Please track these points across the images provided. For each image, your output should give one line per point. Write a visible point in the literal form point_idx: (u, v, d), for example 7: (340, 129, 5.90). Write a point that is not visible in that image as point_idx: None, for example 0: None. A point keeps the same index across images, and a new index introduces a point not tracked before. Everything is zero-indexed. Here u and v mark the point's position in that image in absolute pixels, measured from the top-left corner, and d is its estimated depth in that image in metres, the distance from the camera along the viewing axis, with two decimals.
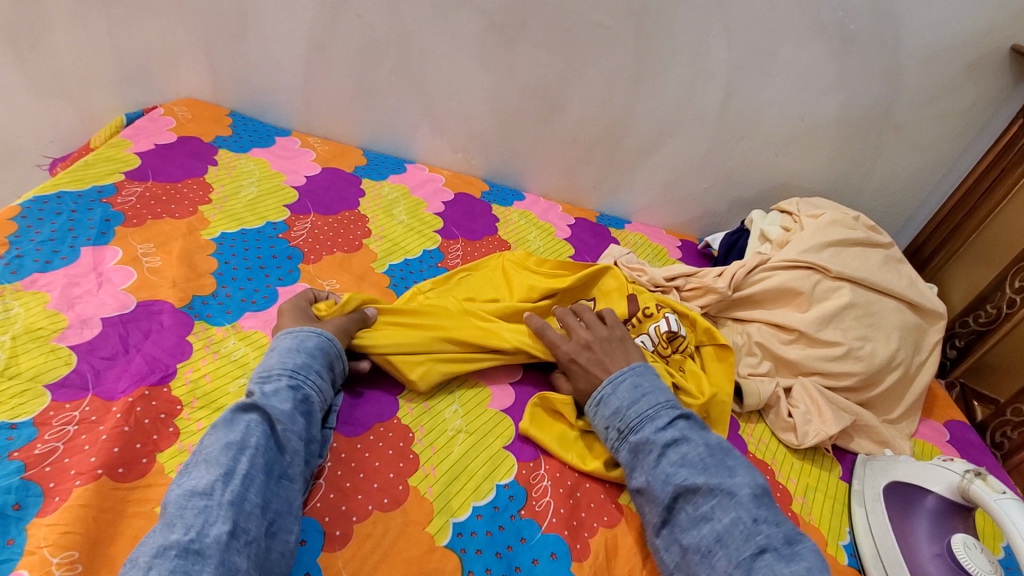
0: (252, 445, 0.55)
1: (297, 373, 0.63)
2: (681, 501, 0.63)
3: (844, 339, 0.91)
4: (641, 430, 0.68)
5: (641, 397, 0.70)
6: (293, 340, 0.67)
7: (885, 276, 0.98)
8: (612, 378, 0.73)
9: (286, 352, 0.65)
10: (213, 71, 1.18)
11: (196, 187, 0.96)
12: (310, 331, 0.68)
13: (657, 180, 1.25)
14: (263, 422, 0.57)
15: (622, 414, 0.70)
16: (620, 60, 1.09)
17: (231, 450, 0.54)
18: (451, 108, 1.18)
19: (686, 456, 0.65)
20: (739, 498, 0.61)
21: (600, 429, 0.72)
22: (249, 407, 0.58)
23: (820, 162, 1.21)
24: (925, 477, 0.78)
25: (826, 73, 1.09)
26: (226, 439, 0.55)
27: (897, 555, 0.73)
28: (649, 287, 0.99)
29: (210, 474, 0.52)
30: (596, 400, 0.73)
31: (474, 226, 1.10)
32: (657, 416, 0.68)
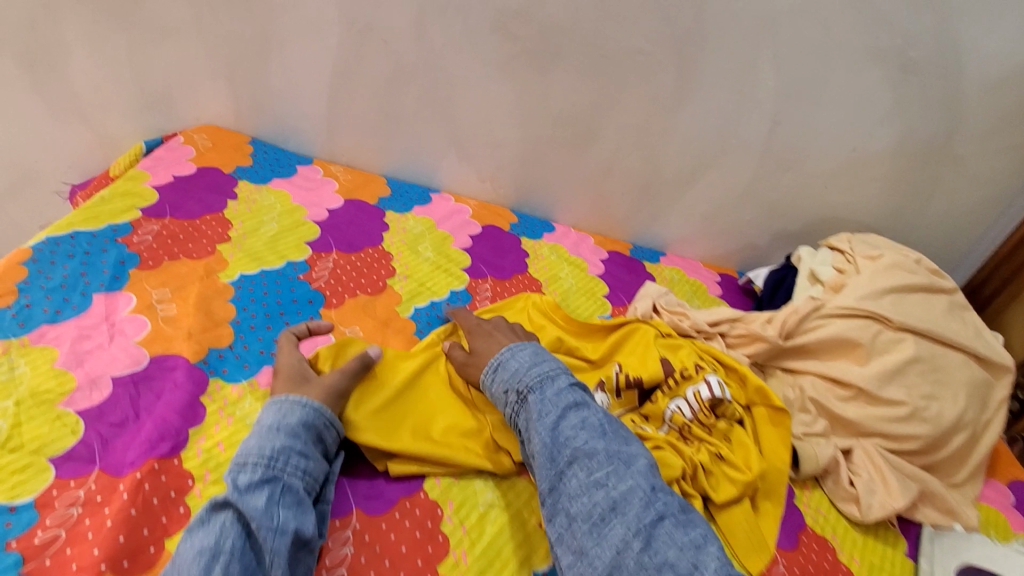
0: (225, 551, 0.50)
1: (276, 459, 0.57)
2: (577, 465, 0.62)
3: (908, 398, 0.84)
4: (541, 394, 0.68)
5: (542, 362, 0.71)
6: (273, 418, 0.61)
7: (950, 326, 0.90)
8: (513, 346, 0.74)
9: (265, 432, 0.60)
10: (235, 97, 1.15)
11: (214, 224, 0.91)
12: (295, 404, 0.63)
13: (695, 212, 1.18)
14: (237, 521, 0.52)
15: (522, 377, 0.70)
16: (659, 88, 1.03)
17: (201, 560, 0.49)
18: (479, 135, 1.12)
19: (585, 422, 0.65)
20: (633, 467, 0.62)
21: (499, 393, 0.70)
22: (223, 501, 0.53)
23: (873, 195, 1.13)
24: (999, 562, 0.76)
25: (882, 102, 1.01)
26: (197, 543, 0.50)
27: None
28: (692, 333, 0.93)
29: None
30: (498, 364, 0.72)
31: (503, 262, 1.04)
32: (557, 381, 0.69)
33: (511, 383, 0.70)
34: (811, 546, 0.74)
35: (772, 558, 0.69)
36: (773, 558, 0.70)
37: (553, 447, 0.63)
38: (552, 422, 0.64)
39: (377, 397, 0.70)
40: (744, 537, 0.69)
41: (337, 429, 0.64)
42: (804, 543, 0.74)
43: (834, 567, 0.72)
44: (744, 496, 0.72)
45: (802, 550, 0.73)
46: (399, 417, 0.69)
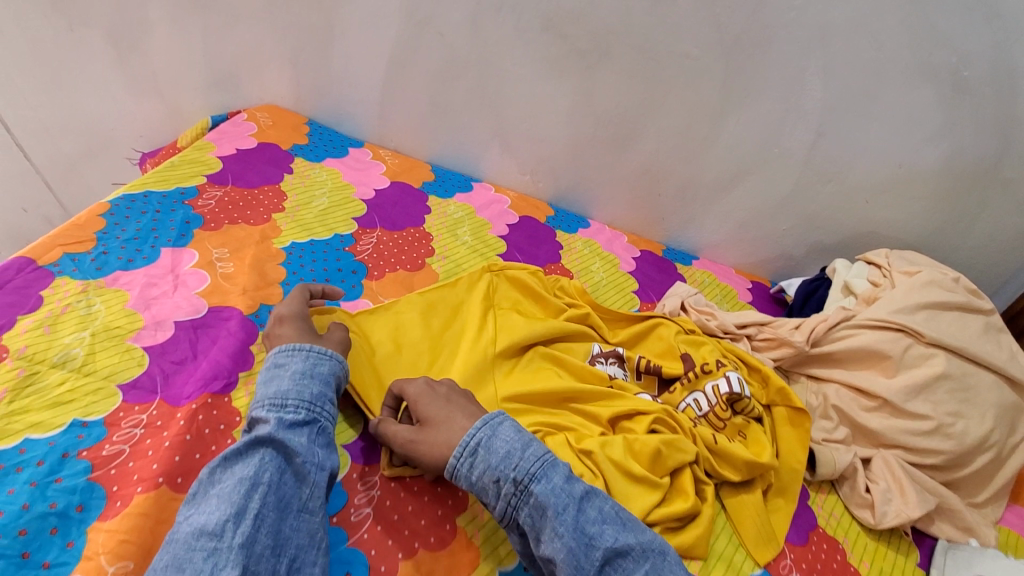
0: (265, 481, 0.53)
1: (313, 404, 0.61)
2: (610, 567, 0.55)
3: (933, 413, 0.83)
4: (546, 481, 0.58)
5: (532, 440, 0.61)
6: (305, 364, 0.64)
7: (985, 347, 0.89)
8: (489, 419, 0.62)
9: (300, 378, 0.62)
10: (297, 80, 1.22)
11: (271, 194, 0.98)
12: (323, 354, 0.66)
13: (730, 218, 1.20)
14: (278, 455, 0.56)
15: (518, 465, 0.58)
16: (703, 94, 1.05)
17: (243, 487, 0.52)
18: (524, 130, 1.17)
19: (603, 509, 0.59)
20: (668, 558, 0.58)
21: (487, 483, 0.59)
22: (263, 438, 0.56)
23: (914, 213, 1.12)
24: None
25: (930, 120, 1.01)
26: (240, 474, 0.53)
27: None
28: (718, 333, 0.94)
29: (222, 509, 0.50)
30: (479, 446, 0.60)
31: (537, 252, 1.07)
32: (558, 464, 0.60)
33: (505, 472, 0.58)
34: (820, 546, 0.74)
35: (779, 550, 0.71)
36: (781, 551, 0.71)
37: (580, 550, 0.55)
38: (573, 519, 0.56)
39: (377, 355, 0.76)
40: (752, 530, 0.71)
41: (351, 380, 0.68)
42: (813, 542, 0.74)
43: (841, 568, 0.73)
44: (755, 487, 0.75)
45: (811, 548, 0.73)
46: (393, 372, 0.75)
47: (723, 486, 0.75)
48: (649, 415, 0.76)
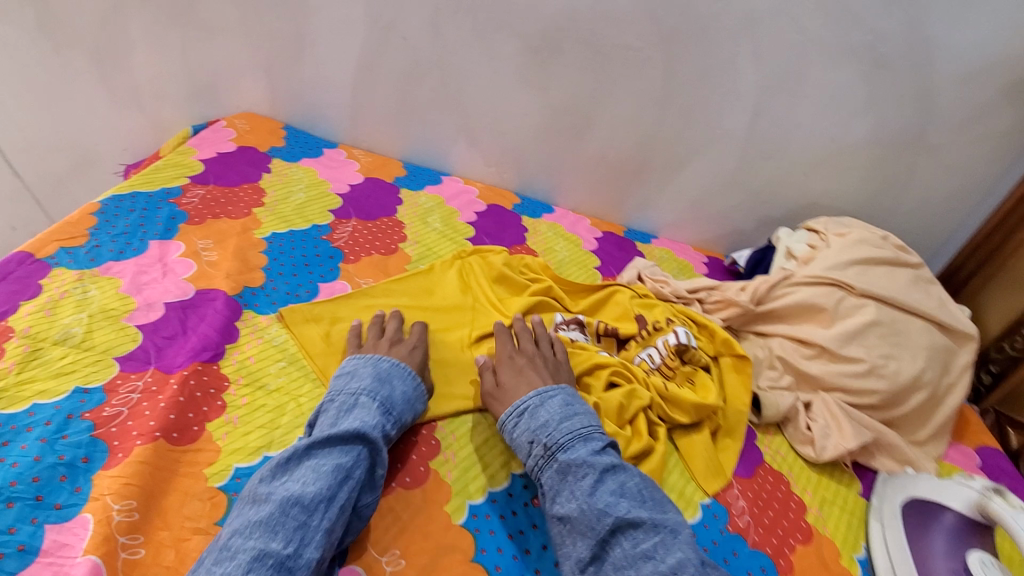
0: (355, 477, 0.59)
1: (400, 426, 0.67)
2: (619, 533, 0.59)
3: (867, 356, 0.91)
4: (572, 450, 0.65)
5: (572, 415, 0.69)
6: (408, 389, 0.71)
7: (913, 296, 0.97)
8: (541, 391, 0.72)
9: (408, 398, 0.70)
10: (273, 88, 1.29)
11: (250, 192, 1.05)
12: (421, 389, 0.73)
13: (684, 197, 1.29)
14: (369, 457, 0.61)
15: (552, 432, 0.67)
16: (648, 82, 1.14)
17: (339, 475, 0.58)
18: (487, 124, 1.25)
19: (624, 485, 0.63)
20: (680, 538, 0.59)
21: (523, 442, 0.69)
22: (367, 438, 0.62)
23: (850, 183, 1.21)
24: (944, 494, 0.78)
25: (855, 95, 1.10)
26: (338, 460, 0.59)
27: (912, 568, 0.72)
28: (671, 298, 1.02)
29: (317, 489, 0.56)
30: (526, 410, 0.70)
31: (503, 236, 1.15)
32: (589, 439, 0.67)
33: (539, 436, 0.68)
34: (766, 478, 0.82)
35: (727, 482, 0.78)
36: (729, 482, 0.78)
37: (591, 511, 0.60)
38: (588, 485, 0.62)
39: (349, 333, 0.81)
40: (702, 464, 0.78)
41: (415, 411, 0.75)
42: (760, 475, 0.82)
43: (786, 496, 0.80)
44: (704, 428, 0.81)
45: (758, 480, 0.81)
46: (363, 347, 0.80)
47: (675, 429, 0.82)
48: (607, 369, 0.82)
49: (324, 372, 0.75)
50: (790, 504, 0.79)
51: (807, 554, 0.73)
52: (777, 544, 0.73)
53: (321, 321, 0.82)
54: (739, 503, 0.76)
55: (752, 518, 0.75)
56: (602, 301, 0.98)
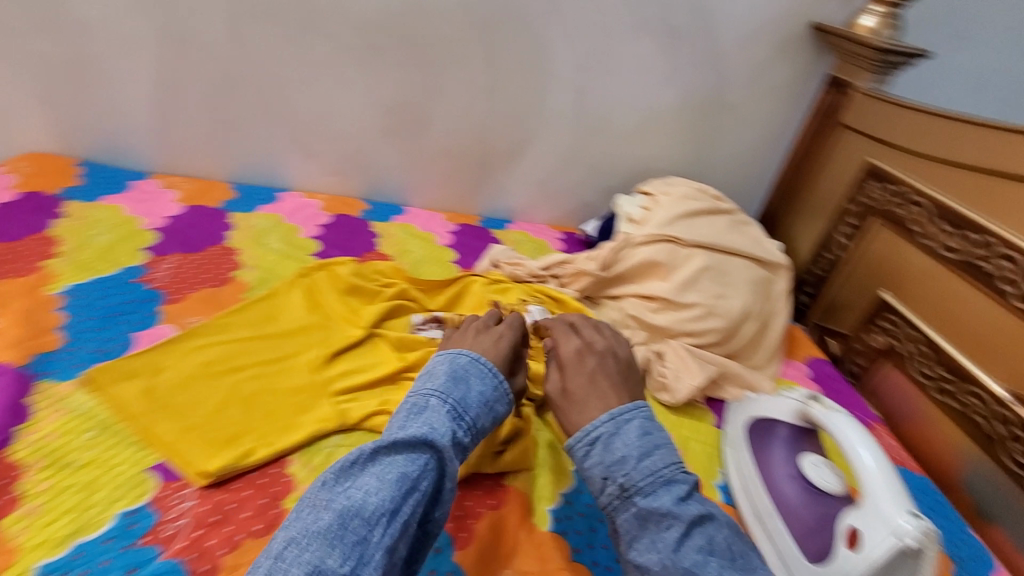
0: (420, 490, 0.55)
1: (475, 434, 0.63)
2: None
3: (702, 299, 1.00)
4: (654, 497, 0.57)
5: (651, 451, 0.61)
6: (482, 392, 0.66)
7: (732, 238, 1.08)
8: (616, 417, 0.64)
9: (486, 400, 0.65)
10: (56, 121, 1.13)
11: (39, 243, 0.91)
12: (501, 391, 0.68)
13: (530, 179, 1.32)
14: (438, 466, 0.57)
15: (629, 470, 0.59)
16: (472, 72, 1.15)
17: (403, 486, 0.54)
18: (317, 132, 1.19)
19: (712, 539, 0.56)
20: None
21: (595, 475, 0.62)
22: (439, 448, 0.57)
23: (673, 145, 1.31)
24: (775, 409, 0.86)
25: (659, 64, 1.19)
26: (404, 470, 0.55)
27: (757, 483, 0.79)
28: (527, 278, 1.05)
29: (380, 501, 0.53)
30: (597, 439, 0.63)
31: (351, 245, 1.10)
32: (672, 484, 0.58)
33: (614, 473, 0.60)
34: None
35: None
36: None
37: (674, 569, 0.54)
38: (671, 540, 0.55)
39: (172, 385, 0.72)
40: None
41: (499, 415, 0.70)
42: None
43: None
44: None
45: None
46: (191, 396, 0.72)
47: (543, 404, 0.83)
48: None
49: (149, 433, 0.67)
50: None
51: None
52: None
53: (139, 376, 0.72)
54: None
55: None
56: (459, 292, 0.98)
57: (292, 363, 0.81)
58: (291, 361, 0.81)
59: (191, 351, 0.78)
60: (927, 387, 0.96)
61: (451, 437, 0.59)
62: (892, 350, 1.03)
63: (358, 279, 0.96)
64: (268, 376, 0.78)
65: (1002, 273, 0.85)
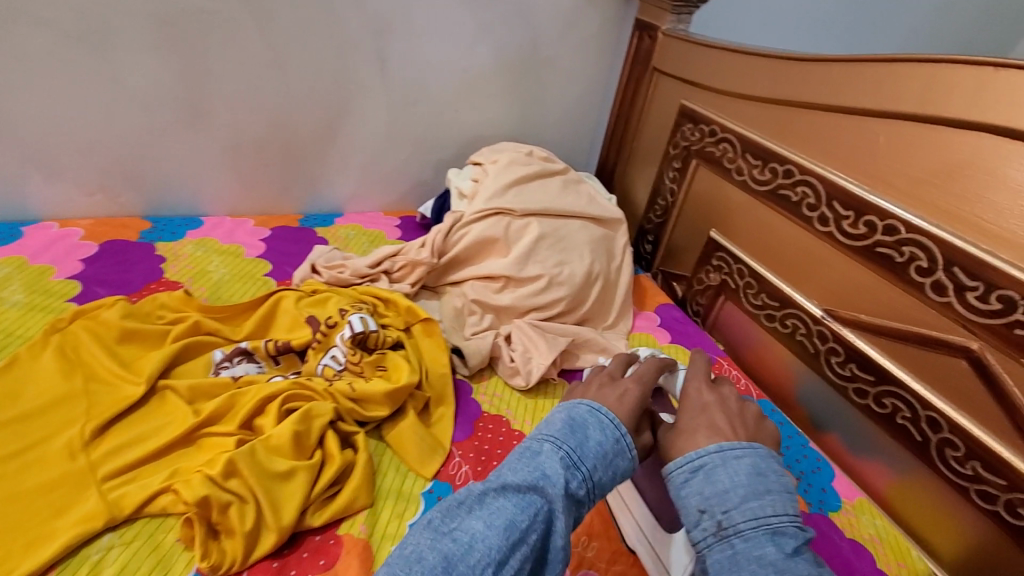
0: (529, 540, 0.45)
1: (594, 491, 0.50)
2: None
3: (543, 270, 0.95)
4: (757, 545, 0.43)
5: (765, 492, 0.46)
6: (605, 441, 0.52)
7: (566, 200, 1.03)
8: (726, 448, 0.50)
9: (607, 452, 0.51)
10: None
11: None
12: (623, 439, 0.53)
13: (350, 164, 1.18)
14: (553, 515, 0.47)
15: (730, 506, 0.46)
16: (247, 49, 0.97)
17: (508, 532, 0.45)
18: (58, 144, 0.95)
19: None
20: None
21: (689, 508, 0.48)
22: (551, 495, 0.47)
23: (499, 108, 1.23)
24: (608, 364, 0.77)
25: (465, 21, 1.09)
26: (513, 515, 0.45)
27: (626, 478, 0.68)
28: (354, 281, 0.93)
29: (488, 547, 0.44)
30: (702, 468, 0.49)
31: (128, 276, 0.90)
32: (783, 535, 0.43)
33: (713, 506, 0.47)
34: (486, 428, 0.80)
35: (446, 454, 0.74)
36: (449, 453, 0.74)
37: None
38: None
39: None
40: (415, 449, 0.72)
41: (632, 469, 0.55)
42: (479, 429, 0.79)
43: (507, 437, 0.78)
44: (409, 410, 0.75)
45: (477, 435, 0.78)
46: None
47: (382, 425, 0.75)
48: (279, 397, 0.70)
49: None
50: (513, 442, 0.78)
51: None
52: None
53: None
54: (461, 471, 0.72)
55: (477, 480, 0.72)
56: (268, 313, 0.83)
57: (40, 452, 0.63)
58: (41, 448, 0.63)
59: None
60: (759, 316, 1.00)
61: (566, 487, 0.48)
62: (726, 285, 1.07)
63: (133, 322, 0.78)
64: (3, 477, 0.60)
65: (804, 199, 0.89)
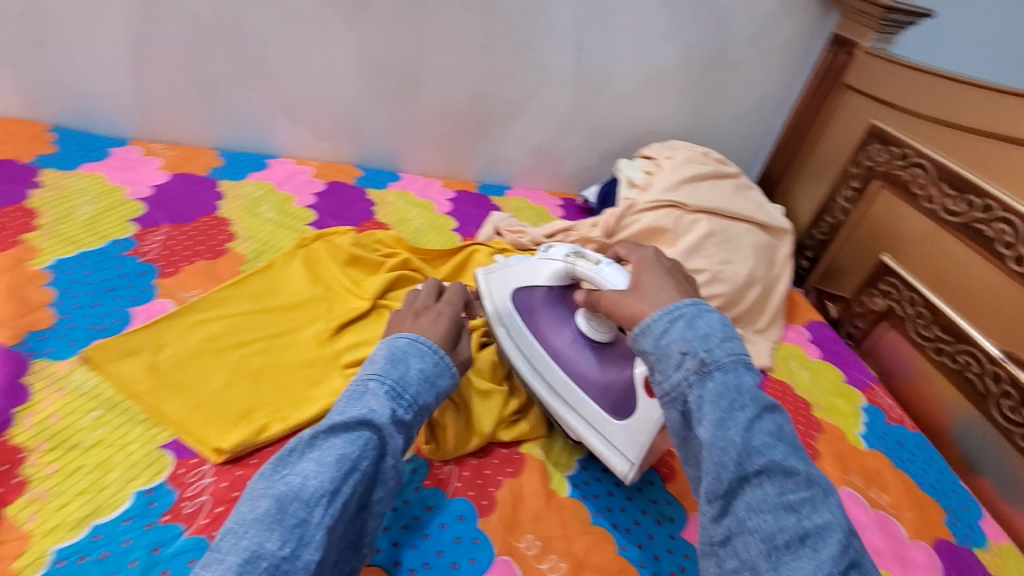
0: (361, 469, 0.50)
1: (418, 414, 0.58)
2: (765, 476, 0.49)
3: (708, 265, 0.99)
4: (735, 375, 0.52)
5: (733, 336, 0.55)
6: (429, 370, 0.60)
7: (735, 203, 1.07)
8: (699, 303, 0.57)
9: (427, 376, 0.60)
10: (22, 84, 1.04)
11: (16, 215, 0.85)
12: (443, 366, 0.62)
13: (529, 143, 1.28)
14: (378, 445, 0.52)
15: (713, 348, 0.53)
16: (469, 29, 1.09)
17: (342, 467, 0.49)
18: (306, 95, 1.13)
19: (778, 429, 0.51)
20: (830, 498, 0.49)
21: (671, 351, 0.54)
22: (378, 425, 0.52)
23: (674, 106, 1.28)
24: (532, 275, 0.80)
25: (662, 21, 1.15)
26: (343, 450, 0.50)
27: (546, 361, 0.75)
28: (531, 247, 1.03)
29: (318, 483, 0.48)
30: (682, 318, 0.56)
31: (349, 214, 1.06)
32: (749, 367, 0.53)
33: (698, 348, 0.53)
34: None
35: None
36: None
37: (741, 448, 0.49)
38: (744, 421, 0.49)
39: (173, 363, 0.70)
40: None
41: (454, 380, 0.63)
42: None
43: None
44: None
45: None
46: (194, 372, 0.70)
47: None
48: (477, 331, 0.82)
49: (157, 410, 0.65)
50: None
51: None
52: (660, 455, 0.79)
53: (142, 353, 0.70)
54: None
55: None
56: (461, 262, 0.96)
57: (298, 339, 0.78)
58: (297, 334, 0.79)
59: (189, 326, 0.76)
60: (925, 347, 0.98)
61: (387, 415, 0.54)
62: (892, 312, 1.05)
63: (358, 249, 0.94)
64: (275, 350, 0.76)
65: (1001, 236, 0.86)
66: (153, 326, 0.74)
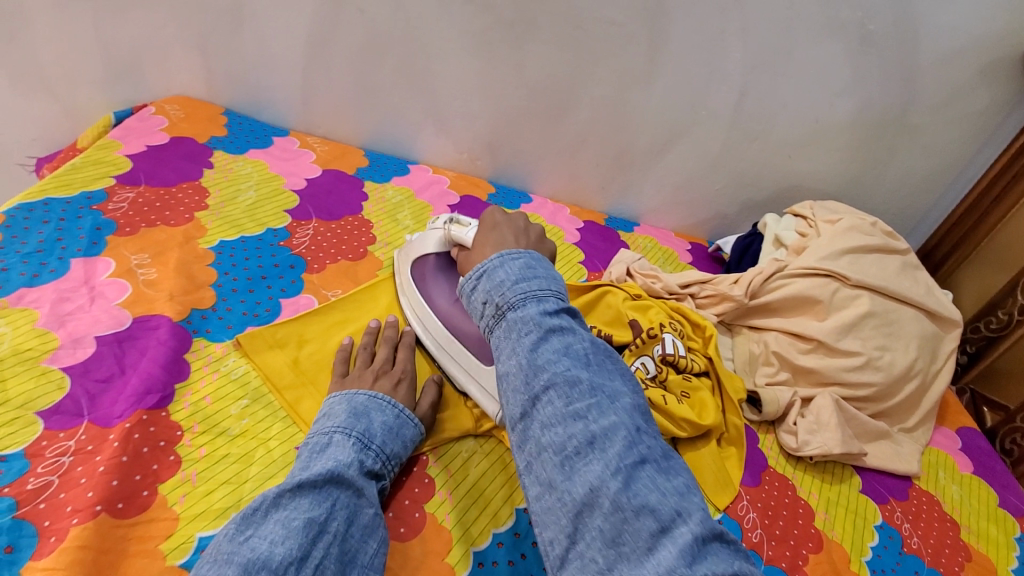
0: (332, 530, 0.50)
1: (382, 465, 0.59)
2: (552, 392, 0.46)
3: (863, 348, 0.89)
4: (523, 309, 0.50)
5: (533, 275, 0.53)
6: (393, 420, 0.63)
7: (902, 284, 0.95)
8: (504, 252, 0.55)
9: (391, 427, 0.62)
10: (208, 68, 1.13)
11: (191, 192, 0.92)
12: (406, 418, 0.65)
13: (667, 182, 1.23)
14: (348, 503, 0.53)
15: (505, 290, 0.51)
16: (630, 62, 1.06)
17: (312, 530, 0.49)
18: (457, 107, 1.13)
19: (570, 346, 0.49)
20: (620, 402, 0.47)
21: (475, 303, 0.53)
22: (343, 479, 0.54)
23: (833, 163, 1.18)
24: (423, 244, 0.81)
25: (842, 74, 1.06)
26: (310, 513, 0.50)
27: (433, 320, 0.77)
28: (664, 294, 0.98)
29: (285, 549, 0.47)
30: (484, 271, 0.54)
31: None
32: (546, 297, 0.51)
33: (491, 295, 0.52)
34: (773, 484, 0.81)
35: (736, 493, 0.76)
36: (738, 494, 0.77)
37: (526, 370, 0.47)
38: (527, 344, 0.48)
39: (312, 363, 0.72)
40: (710, 476, 0.76)
41: (420, 433, 0.66)
42: (766, 481, 0.81)
43: (794, 502, 0.79)
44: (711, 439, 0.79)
45: (765, 487, 0.79)
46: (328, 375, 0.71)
47: (680, 440, 0.79)
48: None
49: (295, 409, 0.66)
50: (798, 510, 0.78)
51: (818, 562, 0.73)
52: (790, 557, 0.72)
53: (287, 347, 0.72)
54: (749, 515, 0.75)
55: (764, 533, 0.74)
56: (598, 301, 0.90)
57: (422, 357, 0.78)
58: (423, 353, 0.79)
59: (327, 327, 0.77)
60: None
61: (352, 465, 0.56)
62: None
63: None
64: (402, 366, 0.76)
65: None
66: (300, 321, 0.76)
